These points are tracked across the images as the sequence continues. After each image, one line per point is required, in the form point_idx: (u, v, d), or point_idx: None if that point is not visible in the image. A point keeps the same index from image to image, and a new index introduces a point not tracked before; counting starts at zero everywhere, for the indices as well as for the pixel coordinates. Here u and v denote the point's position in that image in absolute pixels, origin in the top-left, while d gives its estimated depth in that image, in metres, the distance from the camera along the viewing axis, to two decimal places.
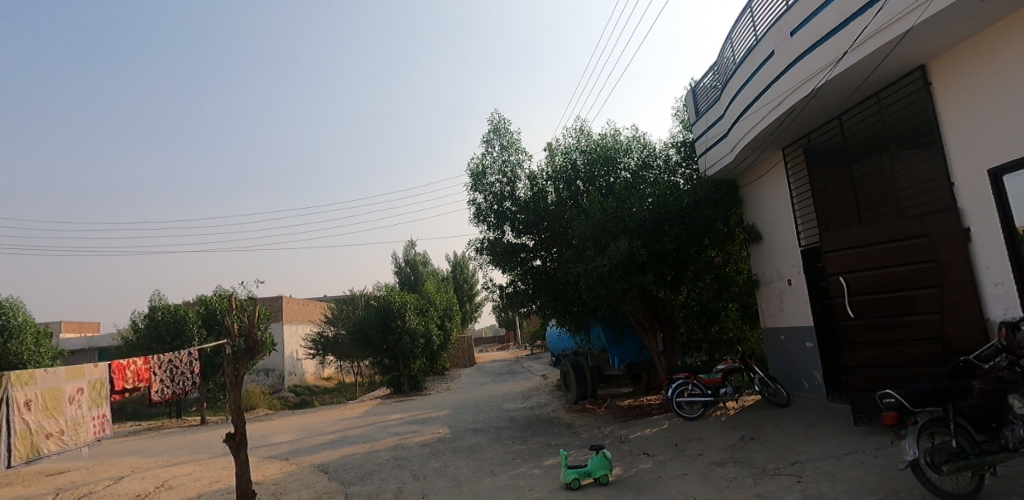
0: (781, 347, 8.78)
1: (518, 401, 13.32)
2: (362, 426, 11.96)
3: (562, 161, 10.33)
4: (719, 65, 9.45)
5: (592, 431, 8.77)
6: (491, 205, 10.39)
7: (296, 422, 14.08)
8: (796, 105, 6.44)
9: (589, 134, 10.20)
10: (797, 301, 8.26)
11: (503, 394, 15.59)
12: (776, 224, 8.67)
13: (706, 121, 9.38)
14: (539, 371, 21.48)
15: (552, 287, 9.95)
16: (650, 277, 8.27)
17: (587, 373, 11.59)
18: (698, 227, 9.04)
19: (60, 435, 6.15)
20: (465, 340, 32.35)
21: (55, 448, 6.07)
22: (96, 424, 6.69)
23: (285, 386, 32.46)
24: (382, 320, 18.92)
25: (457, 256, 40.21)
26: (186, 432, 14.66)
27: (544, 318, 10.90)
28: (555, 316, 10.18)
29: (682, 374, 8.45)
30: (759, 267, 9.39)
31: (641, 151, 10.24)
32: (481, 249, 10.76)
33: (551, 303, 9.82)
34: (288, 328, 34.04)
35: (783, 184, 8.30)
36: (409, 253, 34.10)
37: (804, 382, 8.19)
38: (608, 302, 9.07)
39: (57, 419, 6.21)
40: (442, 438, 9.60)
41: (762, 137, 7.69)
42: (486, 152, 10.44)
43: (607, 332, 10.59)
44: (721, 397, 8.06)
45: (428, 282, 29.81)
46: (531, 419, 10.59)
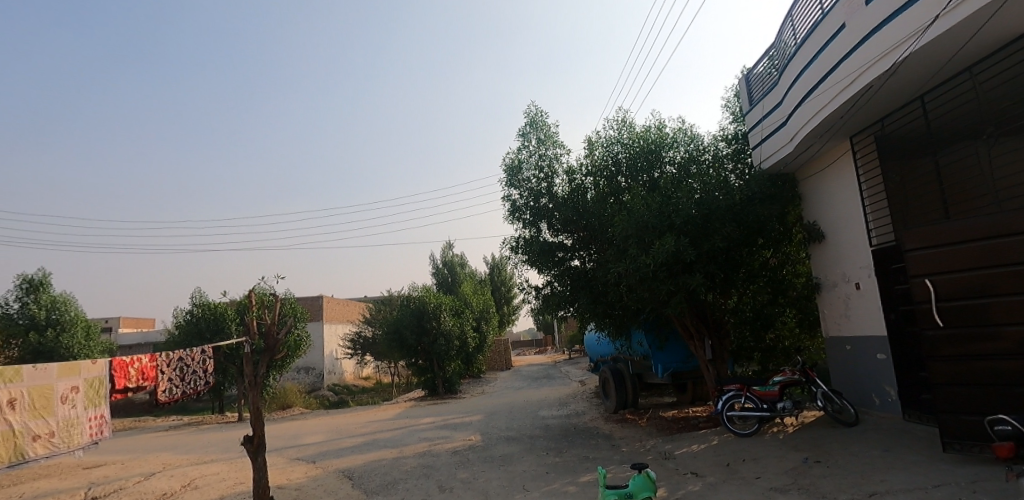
0: (847, 358, 7.89)
1: (554, 408, 12.74)
2: (392, 429, 11.65)
3: (603, 155, 9.71)
4: (777, 48, 8.62)
5: (633, 445, 8.12)
6: (527, 201, 9.88)
7: (329, 423, 13.96)
8: (872, 83, 5.66)
9: (632, 126, 9.53)
10: (866, 307, 7.38)
11: (539, 400, 15.03)
12: (842, 222, 7.79)
13: (762, 109, 8.58)
14: (577, 377, 20.81)
15: (591, 289, 9.36)
16: (699, 279, 7.56)
17: (628, 381, 10.91)
18: (752, 225, 8.27)
19: (49, 437, 6.61)
20: (501, 343, 31.95)
21: (44, 450, 6.51)
22: (90, 427, 7.18)
23: (325, 385, 32.95)
24: (418, 321, 18.69)
25: (494, 258, 39.93)
26: (223, 428, 14.80)
27: (582, 322, 10.30)
28: (594, 320, 9.57)
29: (734, 386, 7.69)
30: (821, 269, 8.50)
31: (688, 144, 9.51)
32: (516, 248, 10.27)
33: (590, 306, 9.22)
34: (328, 328, 34.58)
35: (852, 176, 7.43)
36: (446, 254, 34.02)
37: (875, 399, 7.31)
38: (651, 305, 8.41)
39: (48, 420, 6.67)
40: (472, 445, 9.16)
41: (828, 123, 6.89)
42: (521, 146, 9.92)
43: (649, 338, 9.89)
44: (778, 412, 7.27)
45: (465, 284, 29.59)
46: (567, 428, 10.00)
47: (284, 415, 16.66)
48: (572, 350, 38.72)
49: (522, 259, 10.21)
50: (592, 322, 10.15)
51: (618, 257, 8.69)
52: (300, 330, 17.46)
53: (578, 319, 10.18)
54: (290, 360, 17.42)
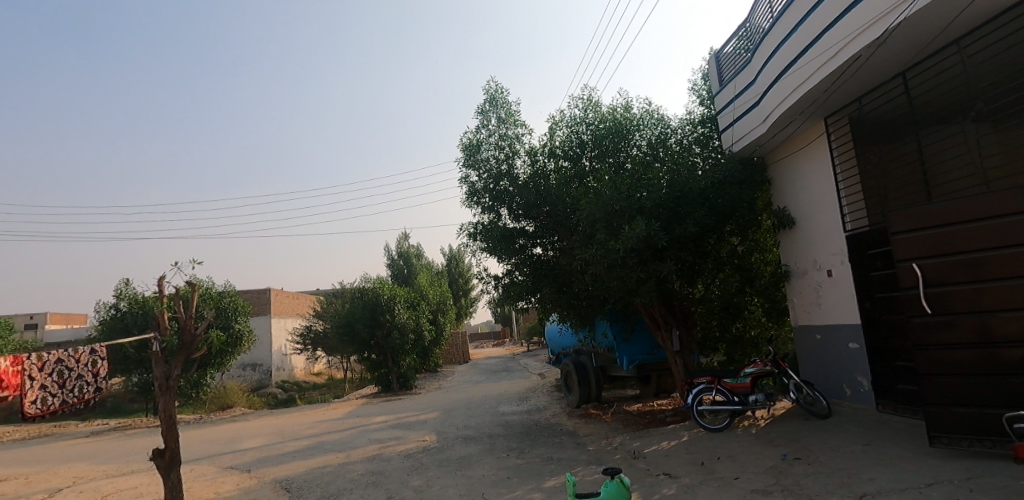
0: (817, 347, 7.67)
1: (514, 404, 12.19)
2: (340, 430, 10.79)
3: (568, 136, 9.13)
4: (748, 27, 8.25)
5: (600, 443, 7.65)
6: (486, 184, 9.18)
7: (272, 424, 12.93)
8: (859, 54, 5.28)
9: (598, 106, 8.98)
10: (839, 295, 7.15)
11: (498, 394, 14.45)
12: (815, 207, 7.52)
13: (734, 89, 8.19)
14: (536, 370, 20.39)
15: (555, 278, 8.80)
16: (670, 265, 7.11)
17: (592, 374, 10.47)
18: (723, 210, 7.91)
19: None
20: (459, 336, 31.28)
21: None
22: None
23: (272, 382, 31.39)
24: (370, 314, 17.71)
25: (452, 249, 39.06)
26: (152, 433, 13.48)
27: (545, 312, 9.76)
28: (558, 311, 9.03)
29: (705, 379, 7.32)
30: (790, 256, 8.25)
31: (656, 126, 9.07)
32: (475, 235, 9.58)
33: (554, 296, 8.67)
34: (275, 322, 32.91)
35: (827, 159, 7.15)
36: (402, 245, 32.90)
37: (847, 390, 7.10)
38: (619, 293, 7.94)
39: None
40: (427, 446, 8.47)
41: (806, 102, 6.54)
42: (480, 124, 9.18)
43: (615, 330, 9.44)
44: (751, 405, 6.94)
45: (421, 275, 28.65)
46: (529, 425, 9.45)
47: (224, 416, 15.42)
48: (530, 342, 38.43)
49: (481, 246, 9.53)
50: (555, 313, 9.62)
51: (582, 245, 8.13)
52: (241, 325, 16.17)
53: (541, 309, 9.62)
54: (229, 357, 16.14)
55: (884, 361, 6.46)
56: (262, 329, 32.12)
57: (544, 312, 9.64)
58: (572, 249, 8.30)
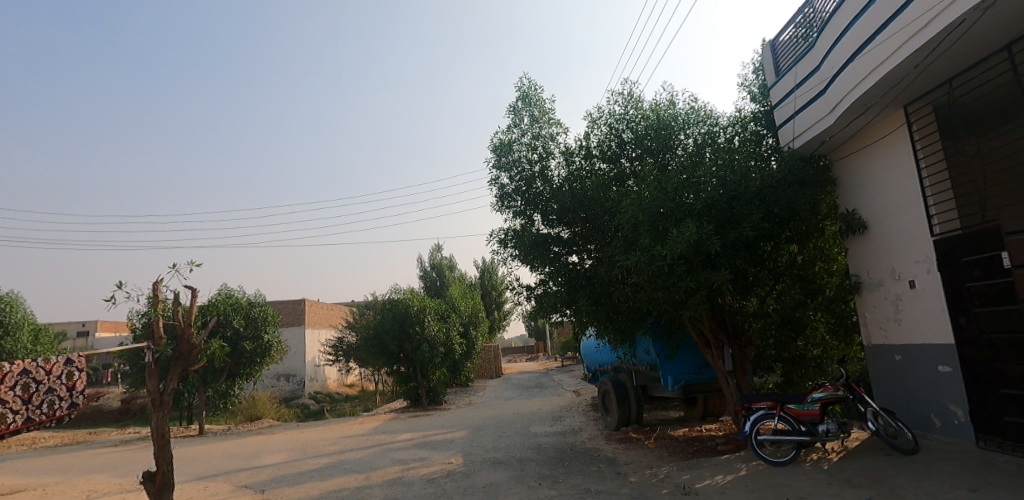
0: (895, 370, 6.68)
1: (547, 423, 11.42)
2: (363, 449, 10.24)
3: (607, 134, 8.43)
4: (808, 11, 7.41)
5: (643, 473, 6.82)
6: (518, 187, 8.56)
7: (296, 438, 12.55)
8: (959, 20, 4.43)
9: (640, 101, 8.26)
10: (923, 310, 6.18)
11: (530, 412, 13.70)
12: (892, 209, 6.58)
13: (794, 78, 7.34)
14: (571, 387, 19.54)
15: (592, 288, 8.05)
16: (723, 274, 6.28)
17: (631, 393, 9.63)
18: (783, 213, 7.06)
19: None
20: (492, 349, 30.67)
21: None
22: None
23: (306, 393, 31.46)
24: (400, 325, 17.24)
25: (485, 261, 38.62)
26: (179, 444, 13.29)
27: (581, 327, 9.01)
28: (596, 325, 8.25)
29: (764, 404, 6.41)
30: (858, 265, 7.29)
31: (702, 124, 8.31)
32: (505, 243, 8.96)
33: (592, 309, 7.89)
34: (310, 333, 33.09)
35: (909, 153, 6.22)
36: (435, 256, 32.64)
37: (935, 420, 6.10)
38: (666, 305, 7.14)
39: None
40: (452, 470, 7.81)
41: (885, 85, 5.70)
42: (511, 123, 8.61)
43: (657, 346, 8.58)
44: (821, 435, 6.02)
45: (453, 287, 28.24)
46: (563, 449, 8.68)
47: (251, 428, 15.17)
48: (564, 357, 37.47)
49: (512, 255, 8.90)
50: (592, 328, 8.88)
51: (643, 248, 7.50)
52: (270, 335, 15.97)
53: (576, 323, 8.87)
54: (258, 368, 15.95)
55: (985, 388, 5.47)
56: (296, 340, 32.29)
57: (580, 326, 8.89)
58: (611, 257, 7.54)
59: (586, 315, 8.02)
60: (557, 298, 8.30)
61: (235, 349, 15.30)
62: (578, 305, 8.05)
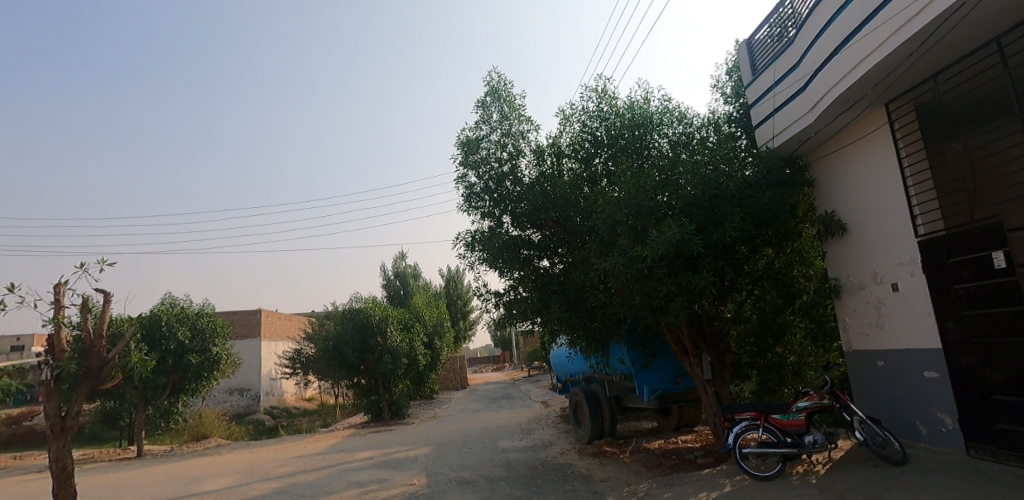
0: (878, 377, 6.48)
1: (516, 437, 10.86)
2: (317, 470, 9.42)
3: (579, 132, 8.02)
4: (783, 10, 7.24)
5: (622, 492, 6.36)
6: (485, 187, 8.05)
7: (244, 459, 11.58)
8: (954, 7, 4.23)
9: (614, 99, 7.89)
10: (907, 314, 5.99)
11: (498, 426, 13.12)
12: (874, 211, 6.40)
13: (772, 77, 7.12)
14: (538, 398, 19.07)
15: (565, 294, 7.57)
16: (706, 277, 5.91)
17: (605, 404, 9.21)
18: (763, 214, 6.79)
19: None
20: (457, 360, 29.93)
21: None
22: None
23: (260, 408, 29.90)
24: (360, 336, 16.34)
25: (450, 270, 37.90)
26: (112, 468, 12.08)
27: (554, 335, 8.53)
28: (569, 332, 7.78)
29: (749, 415, 6.06)
30: (837, 268, 7.08)
31: (677, 123, 8.01)
32: (473, 246, 8.42)
33: (565, 316, 7.41)
34: (265, 345, 31.55)
35: (892, 152, 6.04)
36: (399, 264, 31.73)
37: (921, 428, 5.89)
38: (644, 310, 6.73)
39: None
40: (415, 492, 7.16)
41: (872, 80, 5.50)
42: (479, 119, 8.10)
43: (632, 355, 8.19)
44: (807, 447, 5.69)
45: (418, 296, 27.42)
46: (534, 466, 8.15)
47: (195, 449, 14.01)
48: (531, 367, 36.97)
49: (480, 259, 8.36)
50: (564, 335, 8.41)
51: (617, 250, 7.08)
52: (218, 347, 14.84)
53: (548, 331, 8.38)
54: (205, 383, 14.80)
55: (974, 394, 5.27)
56: (251, 352, 30.69)
57: (552, 334, 8.40)
58: (586, 260, 7.10)
59: (559, 322, 7.54)
60: (528, 304, 7.80)
61: (179, 363, 14.12)
62: (551, 312, 7.56)
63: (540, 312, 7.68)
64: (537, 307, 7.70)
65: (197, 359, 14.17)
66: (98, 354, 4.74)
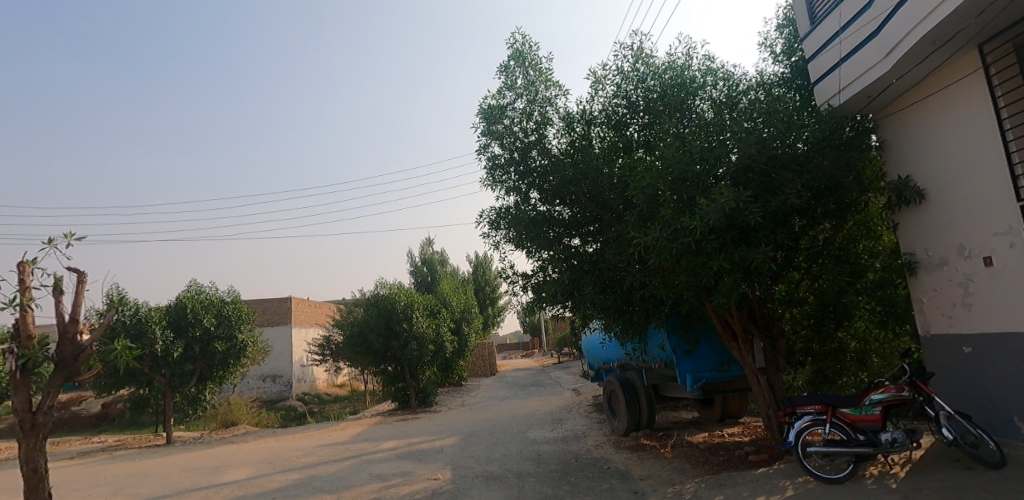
0: (962, 365, 5.63)
1: (546, 428, 10.30)
2: (339, 461, 9.07)
3: (612, 97, 7.23)
4: None
5: (665, 492, 5.71)
6: (510, 159, 7.38)
7: (269, 447, 11.39)
8: None
9: (651, 57, 7.06)
10: (1004, 292, 5.12)
11: (527, 414, 12.61)
12: (963, 173, 5.49)
13: (837, 22, 6.19)
14: (570, 385, 18.51)
15: (599, 275, 6.88)
16: (764, 252, 5.12)
17: (641, 394, 8.54)
18: (827, 179, 5.93)
19: None
20: (486, 347, 29.61)
21: None
22: None
23: (293, 394, 30.33)
24: (385, 323, 15.90)
25: (478, 256, 37.49)
26: (140, 455, 12.06)
27: (587, 319, 7.89)
28: (604, 317, 7.08)
29: (812, 408, 5.32)
30: (911, 241, 6.18)
31: (726, 79, 6.99)
32: (499, 224, 7.80)
33: (599, 298, 6.71)
34: (296, 332, 31.89)
35: (988, 101, 5.13)
36: (426, 251, 31.45)
37: (1019, 425, 5.04)
38: (689, 289, 5.99)
39: None
40: (438, 488, 6.66)
41: (971, 9, 4.60)
42: (503, 86, 7.41)
43: (672, 341, 7.48)
44: (883, 446, 4.92)
45: (445, 282, 27.08)
46: (566, 460, 7.57)
47: (224, 436, 13.96)
48: (561, 353, 36.36)
49: (508, 238, 7.76)
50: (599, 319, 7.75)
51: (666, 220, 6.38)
52: (244, 334, 14.71)
53: (580, 315, 7.72)
54: (231, 370, 14.72)
55: None
56: (282, 339, 31.02)
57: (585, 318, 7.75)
58: (623, 237, 6.38)
59: (594, 305, 6.86)
60: (558, 285, 7.13)
61: (206, 349, 14.05)
62: (583, 294, 6.87)
63: (572, 294, 7.01)
64: (568, 289, 7.04)
65: (223, 346, 14.07)
66: (72, 341, 4.66)
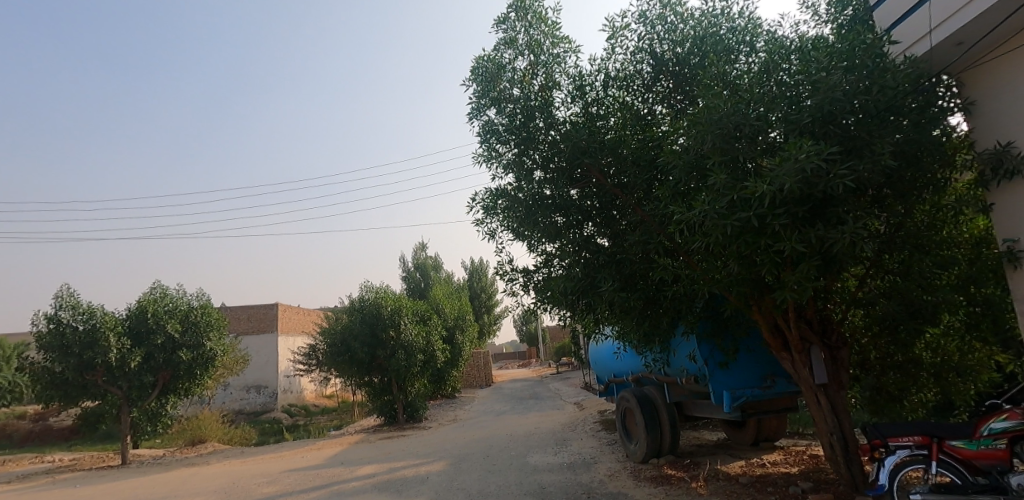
0: None
1: (549, 450, 8.96)
2: (306, 491, 7.68)
3: (634, 53, 5.97)
4: None
5: None
6: (510, 129, 6.08)
7: (231, 472, 9.99)
8: None
9: (681, 4, 5.81)
10: None
11: (526, 432, 11.25)
12: None
13: None
14: (571, 398, 17.17)
15: (619, 268, 5.54)
16: (853, 229, 3.80)
17: (663, 413, 7.23)
18: (917, 143, 4.61)
19: None
20: (481, 356, 28.26)
21: None
22: None
23: (278, 406, 28.87)
24: (370, 330, 14.42)
25: (474, 262, 36.17)
26: (86, 480, 10.62)
27: (602, 324, 6.54)
28: (624, 321, 5.72)
29: (912, 439, 3.98)
30: (1012, 225, 4.92)
31: (773, 30, 5.72)
32: (495, 209, 6.48)
33: (620, 297, 5.36)
34: (283, 340, 30.45)
35: None
36: (419, 255, 30.06)
37: None
38: (741, 282, 4.66)
39: None
40: None
41: None
42: (501, 41, 6.15)
43: (704, 351, 6.19)
44: (1015, 495, 3.62)
45: (439, 288, 25.71)
46: (576, 495, 6.23)
47: (187, 456, 12.51)
48: (559, 363, 34.89)
49: (508, 225, 6.44)
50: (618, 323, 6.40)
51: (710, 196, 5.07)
52: (214, 342, 13.31)
53: (594, 318, 6.37)
54: (198, 381, 13.29)
55: None
56: (267, 348, 29.56)
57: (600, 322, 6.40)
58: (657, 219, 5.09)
59: (614, 307, 5.51)
60: (569, 281, 5.78)
61: (169, 359, 12.63)
62: (600, 292, 5.52)
63: (586, 293, 5.67)
64: (582, 287, 5.70)
65: (189, 356, 12.65)
66: None
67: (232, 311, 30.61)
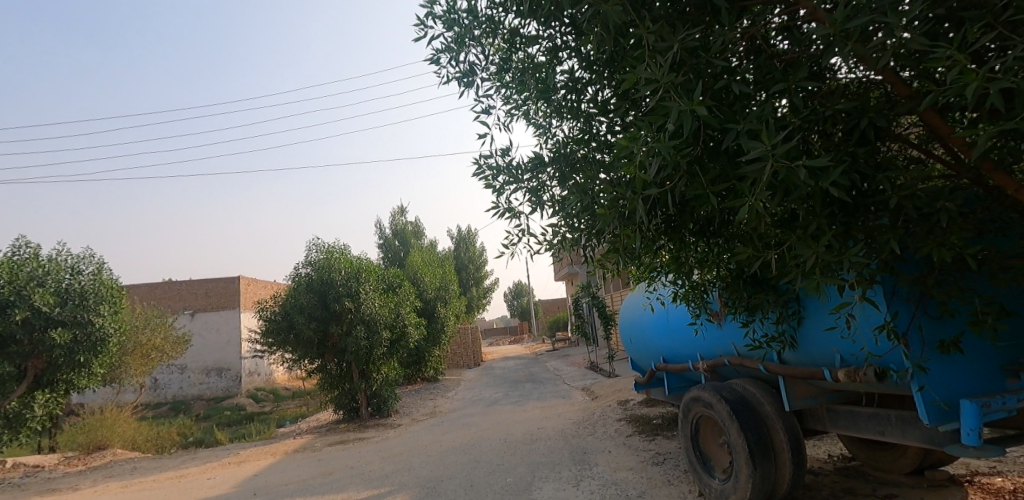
0: None
1: (567, 477, 5.79)
2: None
3: None
4: None
5: None
6: None
7: None
8: None
9: None
10: None
11: (527, 437, 8.10)
12: None
13: None
14: (577, 382, 14.11)
15: (787, 115, 2.16)
16: None
17: (778, 435, 4.08)
18: None
19: None
20: (469, 331, 25.18)
21: None
22: None
23: (242, 391, 25.76)
24: (320, 302, 11.03)
25: (461, 230, 32.79)
26: None
27: (694, 257, 3.27)
28: (779, 252, 2.39)
29: None
30: None
31: None
32: (475, 27, 3.21)
33: (806, 181, 1.98)
34: (246, 318, 27.16)
35: None
36: (397, 221, 26.53)
37: None
38: None
39: None
40: None
41: None
42: None
43: (905, 321, 2.99)
44: None
45: (419, 255, 22.42)
46: None
47: (67, 471, 9.26)
48: (555, 339, 31.89)
49: (505, 66, 3.36)
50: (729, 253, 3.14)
51: None
52: (105, 319, 9.98)
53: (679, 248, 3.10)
54: (84, 371, 9.97)
55: None
56: (228, 326, 26.31)
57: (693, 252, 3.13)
58: None
59: (771, 213, 2.15)
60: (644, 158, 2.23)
61: (39, 342, 9.29)
62: (740, 175, 2.16)
63: (694, 189, 2.24)
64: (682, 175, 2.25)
65: (67, 337, 9.29)
66: None
67: (189, 286, 27.13)
